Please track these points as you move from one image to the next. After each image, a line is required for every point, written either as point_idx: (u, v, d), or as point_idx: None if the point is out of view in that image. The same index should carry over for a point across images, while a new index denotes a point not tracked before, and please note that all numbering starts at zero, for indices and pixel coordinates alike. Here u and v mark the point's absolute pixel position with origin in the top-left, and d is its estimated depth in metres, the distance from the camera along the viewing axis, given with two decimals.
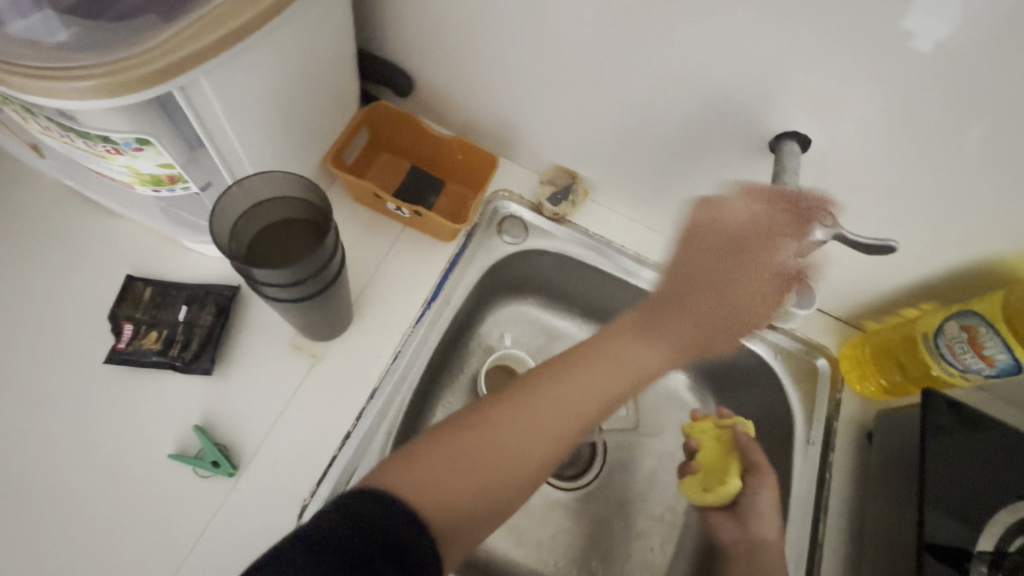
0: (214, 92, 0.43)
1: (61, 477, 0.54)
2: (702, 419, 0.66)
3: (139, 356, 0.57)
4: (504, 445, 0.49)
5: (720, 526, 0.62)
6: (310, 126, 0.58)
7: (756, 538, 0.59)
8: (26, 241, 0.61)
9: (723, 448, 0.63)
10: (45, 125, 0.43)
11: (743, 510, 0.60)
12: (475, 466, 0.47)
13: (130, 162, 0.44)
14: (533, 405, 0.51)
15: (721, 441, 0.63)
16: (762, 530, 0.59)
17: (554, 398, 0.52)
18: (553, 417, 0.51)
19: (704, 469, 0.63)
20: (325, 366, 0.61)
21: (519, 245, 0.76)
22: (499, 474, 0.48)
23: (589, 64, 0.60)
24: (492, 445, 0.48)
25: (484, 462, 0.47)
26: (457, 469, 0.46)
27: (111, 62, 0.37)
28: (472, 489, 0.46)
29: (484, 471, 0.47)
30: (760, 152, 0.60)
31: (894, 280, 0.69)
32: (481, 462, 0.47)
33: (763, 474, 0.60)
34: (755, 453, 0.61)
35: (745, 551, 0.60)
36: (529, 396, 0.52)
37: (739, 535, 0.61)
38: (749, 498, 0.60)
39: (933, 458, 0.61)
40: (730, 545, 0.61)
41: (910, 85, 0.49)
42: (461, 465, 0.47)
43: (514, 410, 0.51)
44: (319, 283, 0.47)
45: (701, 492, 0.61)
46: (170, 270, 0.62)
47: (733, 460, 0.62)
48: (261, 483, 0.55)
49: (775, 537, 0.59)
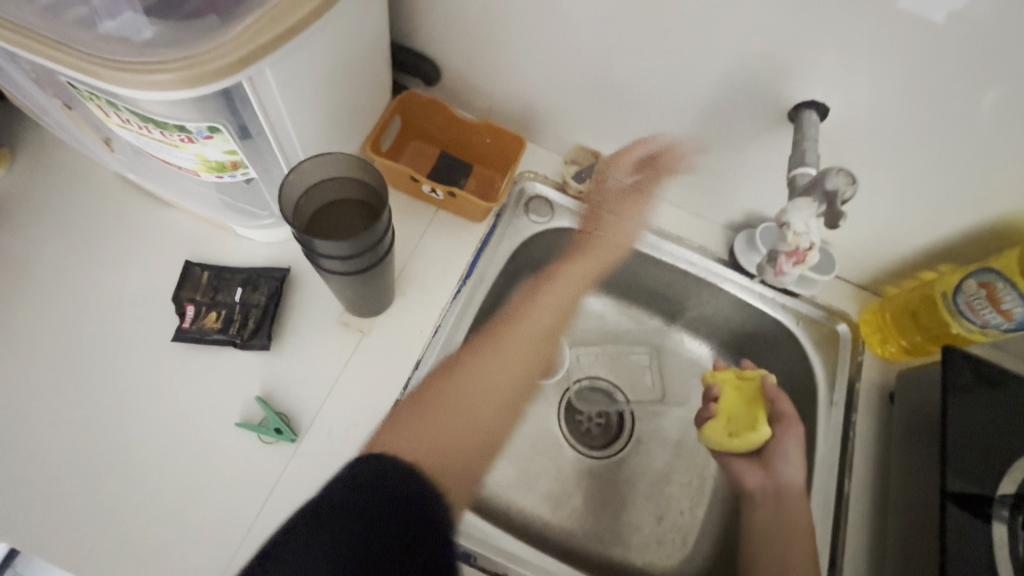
0: (276, 83, 0.46)
1: (137, 446, 0.58)
2: (723, 368, 0.70)
3: (202, 335, 0.62)
4: (476, 386, 0.64)
5: (743, 471, 0.66)
6: (352, 115, 0.61)
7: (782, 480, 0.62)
8: (92, 232, 0.66)
9: (746, 398, 0.67)
10: (124, 118, 0.46)
11: (770, 454, 0.64)
12: (455, 409, 0.61)
13: (199, 150, 0.48)
14: (491, 354, 0.67)
15: (743, 391, 0.67)
16: (789, 474, 0.62)
17: (502, 348, 0.68)
18: (509, 360, 0.68)
19: (728, 416, 0.66)
20: (372, 341, 0.65)
21: (546, 223, 0.79)
22: (478, 408, 0.63)
23: (610, 47, 0.63)
24: (466, 390, 0.63)
25: (463, 405, 0.62)
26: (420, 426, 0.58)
27: (191, 57, 0.40)
28: (458, 426, 0.60)
29: (464, 411, 0.62)
30: (779, 123, 0.63)
31: (909, 243, 0.71)
32: (458, 407, 0.62)
33: (791, 420, 0.63)
34: (782, 404, 0.65)
35: (771, 494, 0.63)
36: (488, 349, 0.67)
37: (765, 479, 0.64)
38: (777, 443, 0.63)
39: (952, 410, 0.64)
40: (752, 490, 0.65)
41: (922, 53, 0.51)
42: (441, 415, 0.60)
43: (477, 361, 0.65)
44: (372, 258, 0.51)
45: (728, 437, 0.65)
46: (224, 255, 0.66)
47: (760, 409, 0.65)
48: (320, 449, 0.60)
49: (800, 481, 0.62)
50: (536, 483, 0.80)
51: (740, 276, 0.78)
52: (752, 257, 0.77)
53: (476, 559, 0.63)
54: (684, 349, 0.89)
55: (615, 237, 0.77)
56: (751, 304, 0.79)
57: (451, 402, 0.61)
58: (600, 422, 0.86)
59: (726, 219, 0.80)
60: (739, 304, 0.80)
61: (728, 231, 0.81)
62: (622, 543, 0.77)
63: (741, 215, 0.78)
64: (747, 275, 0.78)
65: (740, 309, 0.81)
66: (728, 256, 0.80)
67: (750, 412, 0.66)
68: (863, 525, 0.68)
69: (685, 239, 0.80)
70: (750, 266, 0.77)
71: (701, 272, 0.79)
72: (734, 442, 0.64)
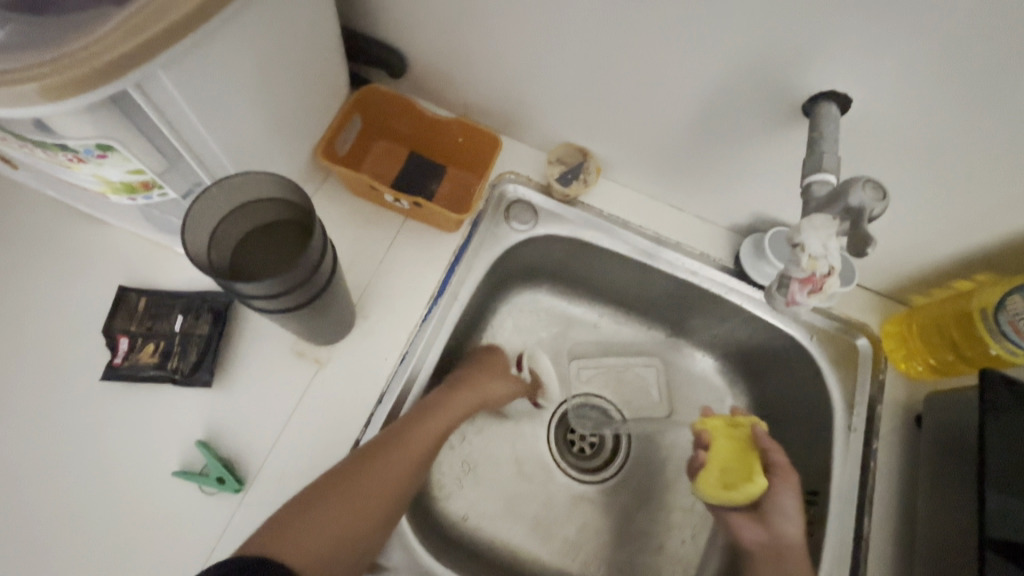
0: (178, 88, 0.38)
1: (66, 499, 0.52)
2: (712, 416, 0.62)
3: (136, 371, 0.55)
4: (364, 493, 0.50)
5: (740, 528, 0.58)
6: (295, 118, 0.53)
7: (782, 540, 0.55)
8: (16, 254, 0.59)
9: (737, 447, 0.59)
10: (1, 136, 0.39)
11: (766, 507, 0.57)
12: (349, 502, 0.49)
13: (96, 171, 0.41)
14: (396, 451, 0.53)
15: (734, 439, 0.59)
16: (787, 530, 0.56)
17: (407, 444, 0.54)
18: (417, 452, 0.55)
19: (721, 467, 0.58)
20: (330, 372, 0.58)
21: (529, 231, 0.70)
22: (367, 519, 0.50)
23: (592, 30, 0.54)
24: (350, 496, 0.50)
25: (346, 517, 0.49)
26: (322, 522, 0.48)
27: (55, 62, 0.33)
28: (336, 537, 0.48)
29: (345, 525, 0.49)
30: (793, 115, 0.54)
31: (939, 249, 0.63)
32: (342, 518, 0.49)
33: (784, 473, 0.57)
34: (776, 454, 0.58)
35: (771, 554, 0.56)
36: (397, 442, 0.54)
37: (764, 536, 0.56)
38: (774, 495, 0.57)
39: (992, 443, 0.54)
40: (751, 548, 0.57)
41: (970, 31, 0.42)
42: (323, 520, 0.48)
43: (376, 459, 0.52)
44: (308, 293, 0.44)
45: (723, 490, 0.56)
46: (164, 278, 0.59)
47: (754, 458, 0.58)
48: (269, 499, 0.53)
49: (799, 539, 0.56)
50: (522, 511, 0.73)
51: (748, 286, 0.70)
52: (758, 264, 0.68)
53: None
54: (687, 363, 0.81)
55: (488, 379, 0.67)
56: (759, 317, 0.71)
57: (335, 507, 0.49)
58: (592, 443, 0.78)
59: (731, 222, 0.71)
60: (745, 317, 0.72)
61: (734, 235, 0.73)
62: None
63: (749, 217, 0.69)
64: (755, 285, 0.69)
65: (746, 322, 0.73)
66: (734, 263, 0.71)
67: (744, 462, 0.58)
68: (885, 566, 0.61)
69: (685, 245, 0.72)
70: (756, 274, 0.68)
71: (703, 282, 0.71)
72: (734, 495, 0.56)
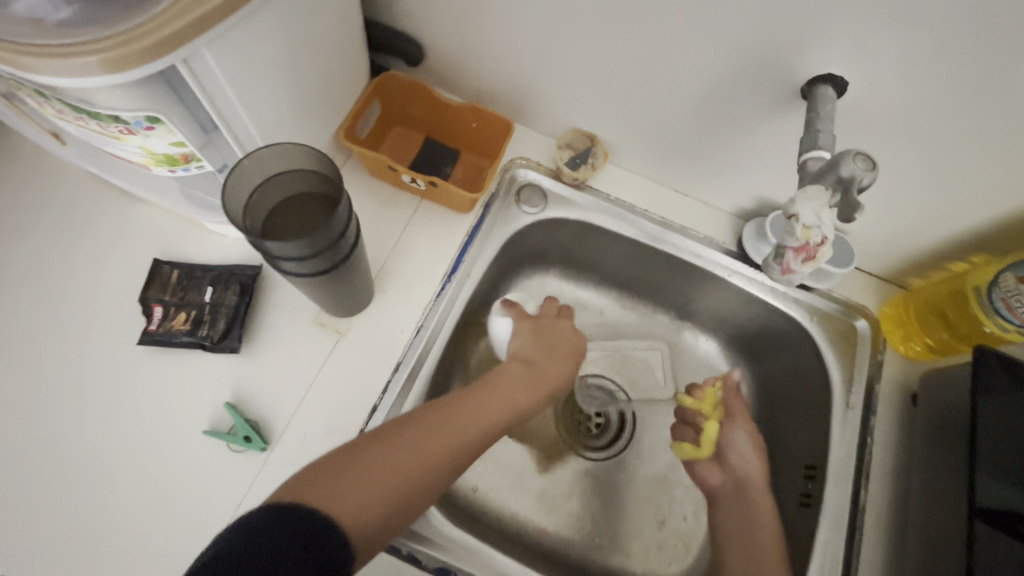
0: (218, 64, 0.42)
1: (103, 454, 0.56)
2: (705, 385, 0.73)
3: (170, 337, 0.59)
4: (404, 461, 0.50)
5: (706, 474, 0.68)
6: (320, 100, 0.57)
7: (741, 477, 0.66)
8: (58, 229, 0.63)
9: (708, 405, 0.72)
10: (58, 109, 0.43)
11: (723, 450, 0.69)
12: (392, 462, 0.49)
13: (143, 142, 0.44)
14: (438, 426, 0.53)
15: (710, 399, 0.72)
16: (743, 468, 0.67)
17: (446, 420, 0.55)
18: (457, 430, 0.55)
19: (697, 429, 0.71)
20: (349, 342, 0.62)
21: (539, 214, 0.73)
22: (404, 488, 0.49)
23: (599, 19, 0.57)
24: (390, 460, 0.49)
25: (384, 480, 0.48)
26: (364, 476, 0.47)
27: (113, 37, 0.36)
28: (375, 499, 0.46)
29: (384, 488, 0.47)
30: (792, 98, 0.56)
31: (935, 231, 0.65)
32: (379, 479, 0.47)
33: (739, 416, 0.70)
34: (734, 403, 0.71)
35: (730, 490, 0.66)
36: (436, 418, 0.54)
37: (723, 476, 0.67)
38: (729, 439, 0.69)
39: (983, 418, 0.56)
40: (716, 490, 0.68)
41: (956, 16, 0.44)
42: (362, 480, 0.46)
43: (416, 431, 0.52)
44: (333, 259, 0.47)
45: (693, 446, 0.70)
46: (195, 253, 0.63)
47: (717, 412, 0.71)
48: (291, 458, 0.56)
49: (756, 476, 0.66)
50: (527, 486, 0.75)
51: (750, 268, 0.72)
52: (760, 247, 0.70)
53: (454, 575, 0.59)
54: (691, 346, 0.83)
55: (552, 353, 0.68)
56: (762, 298, 0.73)
57: (375, 468, 0.48)
58: (599, 422, 0.81)
59: (734, 206, 0.74)
60: (748, 298, 0.74)
61: (737, 219, 0.75)
62: (620, 550, 0.73)
63: (751, 202, 0.72)
64: (756, 267, 0.72)
65: (749, 303, 0.75)
66: (737, 247, 0.74)
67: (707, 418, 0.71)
68: (880, 537, 0.62)
69: (689, 228, 0.74)
70: (757, 256, 0.71)
71: (707, 264, 0.74)
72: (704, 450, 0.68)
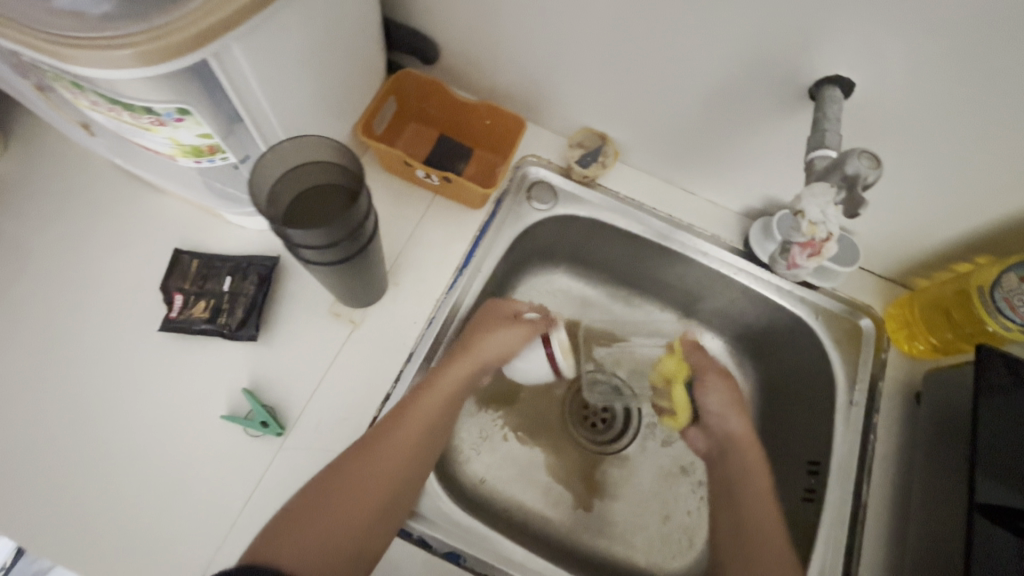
0: (246, 59, 0.43)
1: (124, 436, 0.57)
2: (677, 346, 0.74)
3: (190, 324, 0.60)
4: (356, 494, 0.51)
5: (693, 439, 0.73)
6: (339, 96, 0.58)
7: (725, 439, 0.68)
8: (82, 218, 0.65)
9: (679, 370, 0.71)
10: (93, 100, 0.44)
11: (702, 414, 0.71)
12: (344, 501, 0.51)
13: (172, 134, 0.46)
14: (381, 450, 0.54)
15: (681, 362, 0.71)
16: (726, 427, 0.69)
17: (393, 441, 0.54)
18: (402, 445, 0.55)
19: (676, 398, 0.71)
20: (363, 332, 0.63)
21: (549, 210, 0.75)
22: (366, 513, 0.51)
23: (612, 21, 0.59)
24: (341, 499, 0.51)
25: (338, 519, 0.50)
26: (321, 523, 0.49)
27: (149, 32, 0.38)
28: (340, 538, 0.49)
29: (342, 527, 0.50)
30: (800, 99, 0.58)
31: (940, 232, 0.66)
32: (336, 520, 0.50)
33: (713, 373, 0.71)
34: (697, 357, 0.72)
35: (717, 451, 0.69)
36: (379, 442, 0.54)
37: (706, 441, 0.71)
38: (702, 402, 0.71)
39: (984, 415, 0.57)
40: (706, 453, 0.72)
41: (960, 22, 0.46)
42: (317, 528, 0.49)
43: (363, 465, 0.53)
44: (351, 248, 0.48)
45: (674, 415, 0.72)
46: (215, 243, 0.65)
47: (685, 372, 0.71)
48: (306, 443, 0.58)
49: (741, 430, 0.68)
50: (533, 479, 0.76)
51: (756, 266, 0.74)
52: (766, 246, 0.72)
53: (465, 560, 0.60)
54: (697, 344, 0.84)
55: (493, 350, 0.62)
56: (767, 297, 0.74)
57: (337, 505, 0.51)
58: (605, 416, 0.82)
59: (741, 206, 0.75)
60: (754, 297, 0.76)
61: (744, 219, 0.77)
62: (624, 543, 0.74)
63: (758, 201, 0.73)
64: (762, 266, 0.73)
65: (755, 302, 0.76)
66: (743, 246, 0.75)
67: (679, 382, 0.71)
68: (881, 532, 0.64)
69: (696, 227, 0.75)
70: (763, 255, 0.72)
71: (714, 263, 0.75)
72: (681, 417, 0.71)
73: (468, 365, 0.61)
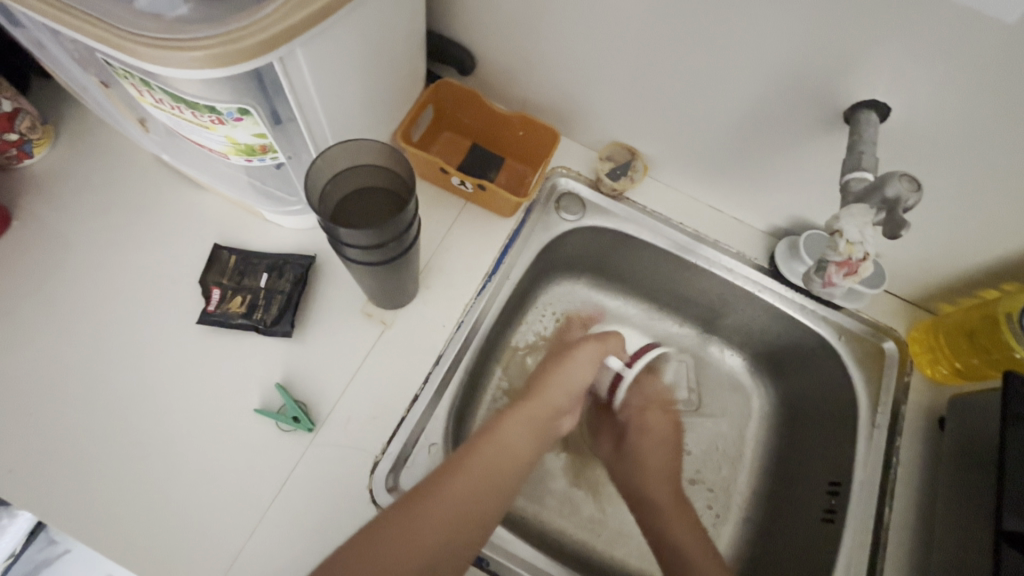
0: (307, 63, 0.45)
1: (158, 425, 0.58)
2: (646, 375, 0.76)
3: (226, 318, 0.62)
4: (431, 524, 0.50)
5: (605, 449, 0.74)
6: (383, 102, 0.60)
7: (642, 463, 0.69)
8: (125, 210, 0.67)
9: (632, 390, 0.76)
10: (158, 97, 0.46)
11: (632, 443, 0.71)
12: (417, 522, 0.49)
13: (229, 132, 0.48)
14: (461, 480, 0.53)
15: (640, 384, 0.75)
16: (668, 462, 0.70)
17: (469, 469, 0.54)
18: (479, 473, 0.54)
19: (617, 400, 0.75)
20: (393, 333, 0.64)
21: (578, 221, 0.76)
22: (436, 540, 0.49)
23: (650, 41, 0.60)
24: (416, 527, 0.49)
25: (413, 547, 0.48)
26: (389, 544, 0.48)
27: (221, 36, 0.40)
28: (412, 554, 0.48)
29: (415, 556, 0.48)
30: (834, 123, 0.59)
31: (967, 258, 0.66)
32: (409, 537, 0.49)
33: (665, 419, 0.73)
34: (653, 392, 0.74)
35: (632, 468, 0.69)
36: (460, 472, 0.53)
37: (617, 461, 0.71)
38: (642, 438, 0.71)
39: (1012, 441, 0.56)
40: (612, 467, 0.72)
41: (998, 58, 0.47)
42: (387, 549, 0.47)
43: (442, 491, 0.52)
44: (396, 249, 0.50)
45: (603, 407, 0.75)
46: (253, 241, 0.66)
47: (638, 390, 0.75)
48: (336, 440, 0.59)
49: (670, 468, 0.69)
50: (551, 487, 0.76)
51: (780, 284, 0.74)
52: (793, 265, 0.72)
53: (488, 563, 0.61)
54: (716, 360, 0.85)
55: (564, 388, 0.64)
56: (790, 315, 0.75)
57: (408, 527, 0.49)
58: None
59: (767, 224, 0.76)
60: (777, 315, 0.76)
61: (770, 237, 0.77)
62: (640, 556, 0.73)
63: (785, 221, 0.74)
64: (787, 284, 0.74)
65: (778, 320, 0.77)
66: (768, 263, 0.76)
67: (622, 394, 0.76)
68: (903, 556, 0.63)
69: (722, 243, 0.76)
70: (790, 273, 0.72)
71: (737, 279, 0.75)
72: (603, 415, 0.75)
73: (542, 401, 0.62)
